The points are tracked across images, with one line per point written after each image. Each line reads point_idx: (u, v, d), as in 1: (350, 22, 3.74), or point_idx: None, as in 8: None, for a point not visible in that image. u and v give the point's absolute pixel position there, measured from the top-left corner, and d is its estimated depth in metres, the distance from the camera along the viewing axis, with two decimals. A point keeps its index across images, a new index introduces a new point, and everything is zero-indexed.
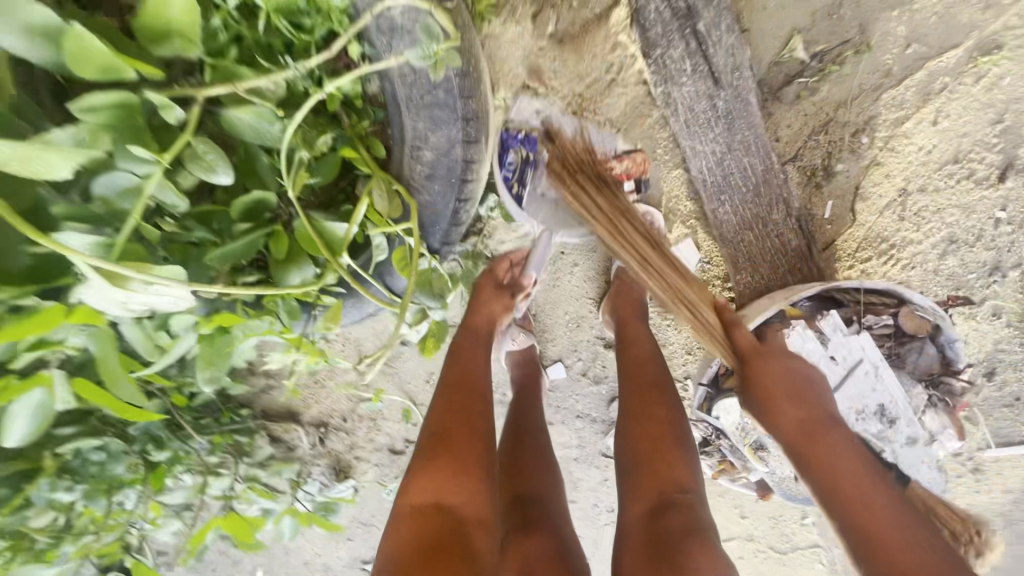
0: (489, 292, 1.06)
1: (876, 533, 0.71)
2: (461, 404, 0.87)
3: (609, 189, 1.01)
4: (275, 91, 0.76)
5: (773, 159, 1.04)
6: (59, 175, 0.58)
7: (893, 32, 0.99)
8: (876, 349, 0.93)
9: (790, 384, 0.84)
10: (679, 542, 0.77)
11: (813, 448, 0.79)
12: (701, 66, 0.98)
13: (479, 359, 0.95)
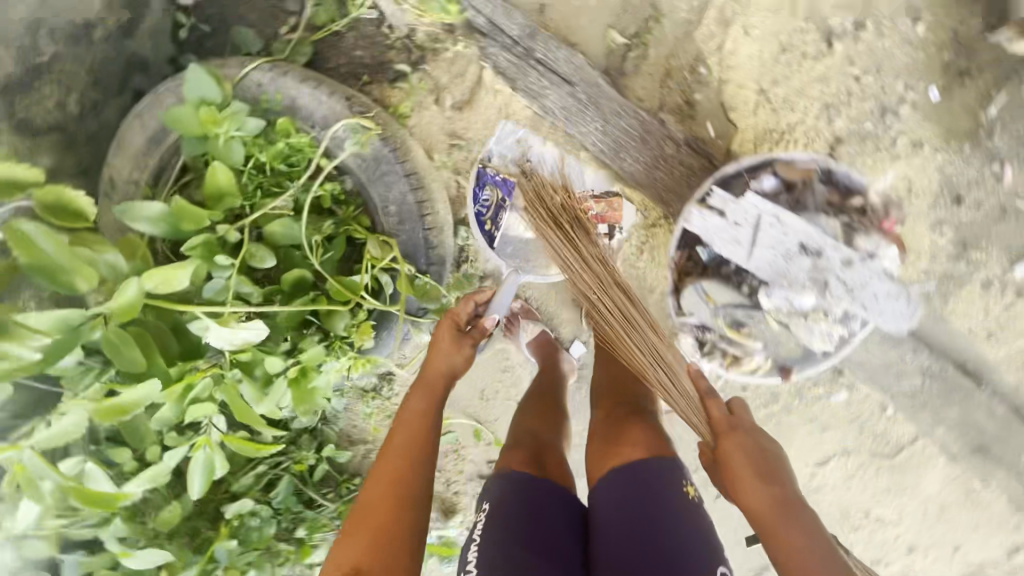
0: (448, 346, 1.23)
1: (788, 548, 0.91)
2: (406, 443, 1.11)
3: (588, 247, 1.23)
4: (289, 207, 1.20)
5: (642, 113, 1.35)
6: (181, 285, 1.03)
7: None
8: (767, 202, 1.14)
9: (750, 463, 0.98)
10: (626, 417, 1.25)
11: (759, 500, 0.95)
12: (556, 81, 1.34)
13: (425, 392, 1.19)
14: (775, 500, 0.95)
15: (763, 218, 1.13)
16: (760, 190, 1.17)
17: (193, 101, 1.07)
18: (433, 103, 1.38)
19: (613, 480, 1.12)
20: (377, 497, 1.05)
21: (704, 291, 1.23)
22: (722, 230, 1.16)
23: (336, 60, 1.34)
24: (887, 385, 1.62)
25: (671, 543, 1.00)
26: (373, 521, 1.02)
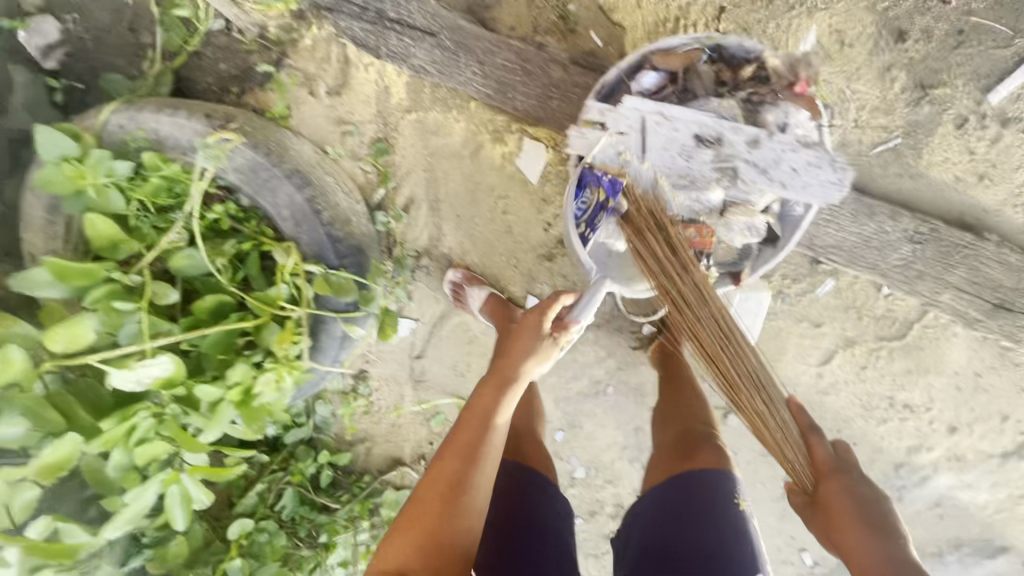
0: (532, 349, 1.16)
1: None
2: (484, 432, 1.04)
3: (698, 283, 1.07)
4: (185, 239, 1.21)
5: (516, 42, 1.26)
6: (88, 338, 1.06)
7: None
8: (650, 100, 1.03)
9: (852, 509, 1.01)
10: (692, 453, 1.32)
11: (869, 552, 0.96)
12: (418, 36, 1.26)
13: (498, 388, 1.11)
14: (889, 558, 0.95)
15: (647, 121, 1.03)
16: (642, 89, 1.07)
17: (54, 158, 1.07)
18: (308, 95, 1.34)
19: (670, 485, 1.27)
20: (444, 479, 0.99)
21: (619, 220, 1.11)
22: (609, 146, 1.06)
23: (202, 80, 1.33)
24: (874, 261, 1.43)
25: (715, 539, 1.16)
26: (437, 509, 0.96)
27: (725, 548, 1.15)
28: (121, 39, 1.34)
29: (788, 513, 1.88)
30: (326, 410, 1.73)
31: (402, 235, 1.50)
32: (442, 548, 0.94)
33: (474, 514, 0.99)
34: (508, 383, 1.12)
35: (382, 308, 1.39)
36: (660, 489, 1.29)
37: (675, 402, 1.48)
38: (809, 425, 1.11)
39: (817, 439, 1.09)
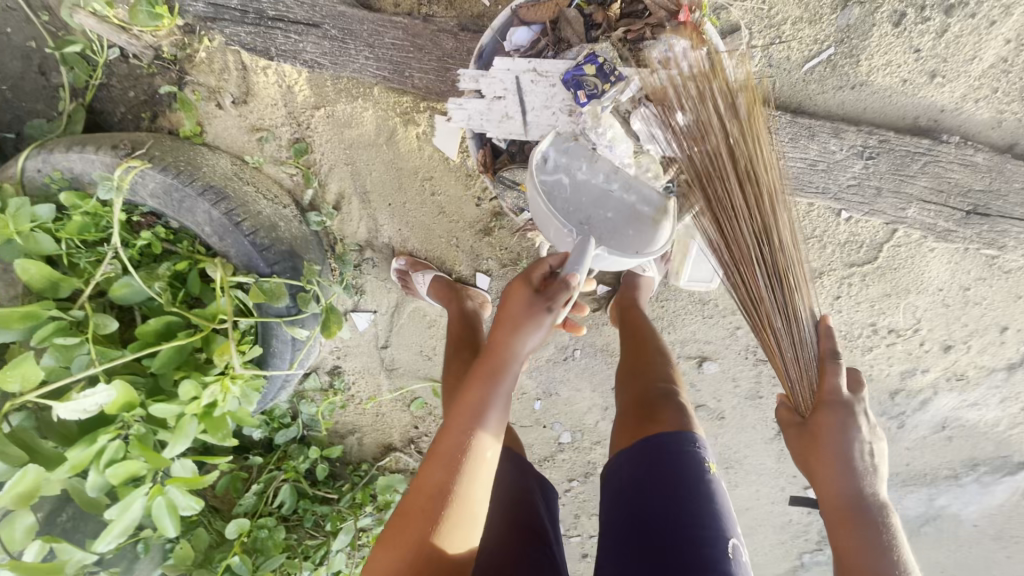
0: (517, 323, 0.94)
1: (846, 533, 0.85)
2: (471, 431, 0.89)
3: (753, 179, 0.97)
4: (119, 268, 1.26)
5: (402, 19, 1.22)
6: (40, 375, 1.12)
7: None
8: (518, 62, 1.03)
9: (839, 445, 0.88)
10: (656, 410, 1.19)
11: (842, 490, 0.87)
12: (303, 30, 1.24)
13: (488, 373, 0.93)
14: (857, 496, 0.87)
15: (520, 81, 1.06)
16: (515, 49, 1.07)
17: None
18: (217, 108, 1.35)
19: (634, 451, 1.13)
20: (433, 485, 0.86)
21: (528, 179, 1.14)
22: (490, 112, 1.09)
23: (118, 112, 1.37)
24: (825, 186, 1.34)
25: (686, 509, 1.03)
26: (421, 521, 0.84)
27: (696, 518, 1.02)
28: (36, 84, 1.38)
29: (786, 454, 1.83)
30: (311, 407, 1.80)
31: (341, 231, 1.52)
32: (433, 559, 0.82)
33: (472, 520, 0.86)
34: (503, 368, 0.93)
35: (325, 303, 1.41)
36: (622, 455, 1.16)
37: (641, 358, 1.35)
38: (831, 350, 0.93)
39: (832, 365, 0.93)
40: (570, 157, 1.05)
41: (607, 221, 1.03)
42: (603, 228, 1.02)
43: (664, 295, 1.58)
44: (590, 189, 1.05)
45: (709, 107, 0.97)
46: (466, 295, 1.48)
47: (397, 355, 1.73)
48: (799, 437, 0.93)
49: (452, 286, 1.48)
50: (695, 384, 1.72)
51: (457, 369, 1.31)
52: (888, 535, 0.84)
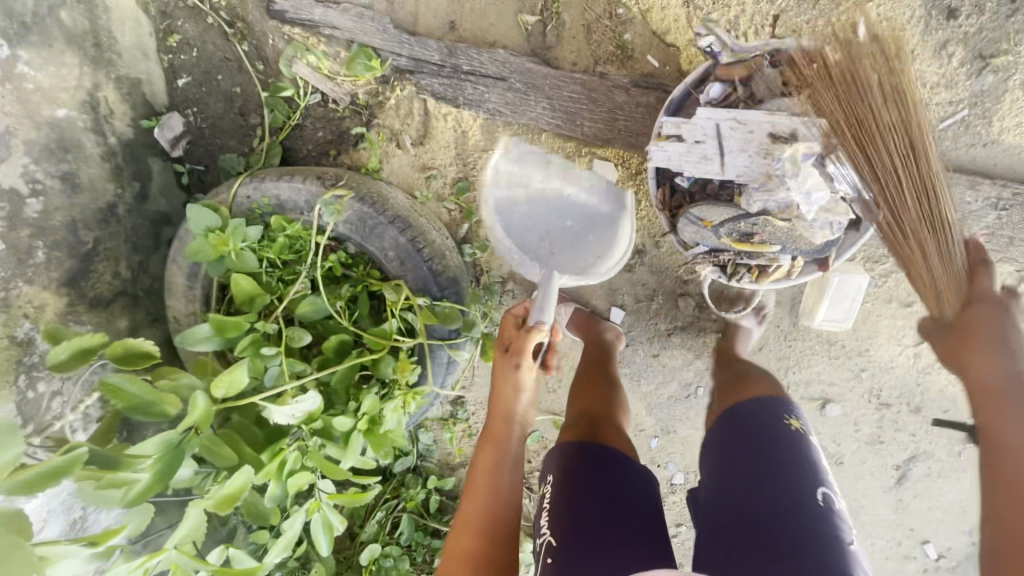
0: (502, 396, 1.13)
1: (1005, 478, 0.81)
2: (486, 490, 1.04)
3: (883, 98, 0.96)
4: (309, 287, 1.35)
5: (581, 75, 1.37)
6: (244, 381, 1.19)
7: None
8: (720, 109, 1.11)
9: (1005, 338, 0.87)
10: (740, 393, 1.23)
11: (1011, 430, 0.83)
12: (490, 82, 1.40)
13: (500, 436, 1.10)
14: (1010, 376, 0.85)
15: (720, 127, 1.11)
16: (710, 99, 1.15)
17: (203, 228, 1.24)
18: (396, 148, 1.50)
19: (721, 431, 1.16)
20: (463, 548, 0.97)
21: (699, 217, 1.19)
22: (688, 155, 1.15)
23: (304, 148, 1.51)
24: (960, 233, 1.42)
25: (779, 475, 1.00)
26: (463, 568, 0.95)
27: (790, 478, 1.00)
28: (233, 123, 1.54)
29: (906, 505, 1.79)
30: (428, 436, 1.83)
31: (487, 263, 1.61)
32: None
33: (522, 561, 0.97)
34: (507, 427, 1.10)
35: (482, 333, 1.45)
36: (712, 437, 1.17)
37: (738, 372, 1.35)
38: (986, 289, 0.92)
39: (987, 270, 0.94)
40: (527, 163, 1.38)
41: (569, 221, 1.30)
42: (571, 236, 1.30)
43: (792, 334, 1.63)
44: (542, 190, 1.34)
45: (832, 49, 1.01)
46: (607, 327, 1.58)
47: None
48: (960, 339, 0.89)
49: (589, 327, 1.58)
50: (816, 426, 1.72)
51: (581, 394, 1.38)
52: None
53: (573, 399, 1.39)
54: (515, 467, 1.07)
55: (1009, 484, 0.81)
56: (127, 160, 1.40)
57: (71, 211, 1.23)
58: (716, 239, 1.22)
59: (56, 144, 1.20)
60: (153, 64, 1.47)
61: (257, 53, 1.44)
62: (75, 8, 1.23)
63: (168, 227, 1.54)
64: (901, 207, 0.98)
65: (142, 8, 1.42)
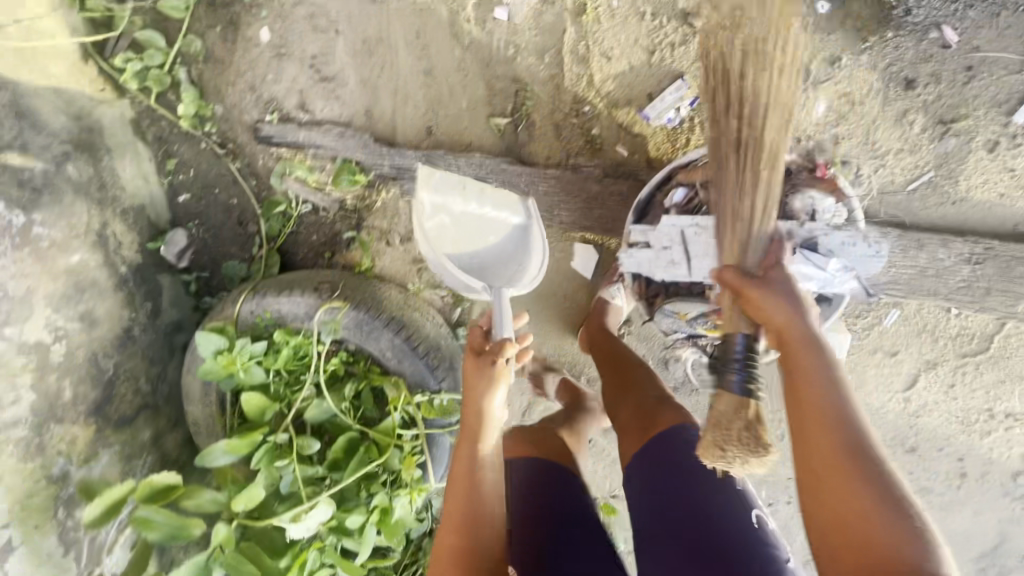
0: (470, 406, 1.06)
1: (807, 412, 0.85)
2: (466, 512, 1.02)
3: (764, 141, 0.97)
4: (315, 392, 1.45)
5: (554, 170, 1.43)
6: (261, 494, 1.28)
7: (532, 62, 1.37)
8: (684, 217, 1.16)
9: (792, 294, 0.91)
10: (654, 416, 1.19)
11: (817, 388, 0.85)
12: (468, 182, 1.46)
13: (469, 445, 1.06)
14: (809, 333, 0.89)
15: (686, 234, 1.17)
16: (675, 204, 1.21)
17: (211, 353, 1.34)
18: (386, 245, 1.58)
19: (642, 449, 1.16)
20: (448, 556, 1.01)
21: (672, 311, 1.25)
22: (657, 259, 1.20)
23: (301, 251, 1.60)
24: (935, 287, 1.42)
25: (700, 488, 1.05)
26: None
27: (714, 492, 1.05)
28: (233, 231, 1.64)
29: None
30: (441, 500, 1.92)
31: None
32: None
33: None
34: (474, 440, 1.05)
35: None
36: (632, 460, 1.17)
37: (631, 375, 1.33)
38: (780, 256, 0.96)
39: (777, 245, 0.98)
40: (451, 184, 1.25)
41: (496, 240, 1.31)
42: (498, 253, 1.30)
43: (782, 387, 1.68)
44: (466, 215, 1.26)
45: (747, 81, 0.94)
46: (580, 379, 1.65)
47: None
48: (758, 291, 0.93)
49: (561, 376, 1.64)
50: None
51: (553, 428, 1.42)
52: (863, 432, 0.82)
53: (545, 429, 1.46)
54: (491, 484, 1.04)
55: (814, 424, 0.84)
56: (138, 283, 1.50)
57: (92, 345, 1.34)
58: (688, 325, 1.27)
59: (73, 289, 1.30)
60: (154, 187, 1.56)
61: (247, 170, 1.52)
62: (79, 159, 1.32)
63: (181, 334, 1.64)
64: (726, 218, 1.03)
65: (139, 138, 1.51)
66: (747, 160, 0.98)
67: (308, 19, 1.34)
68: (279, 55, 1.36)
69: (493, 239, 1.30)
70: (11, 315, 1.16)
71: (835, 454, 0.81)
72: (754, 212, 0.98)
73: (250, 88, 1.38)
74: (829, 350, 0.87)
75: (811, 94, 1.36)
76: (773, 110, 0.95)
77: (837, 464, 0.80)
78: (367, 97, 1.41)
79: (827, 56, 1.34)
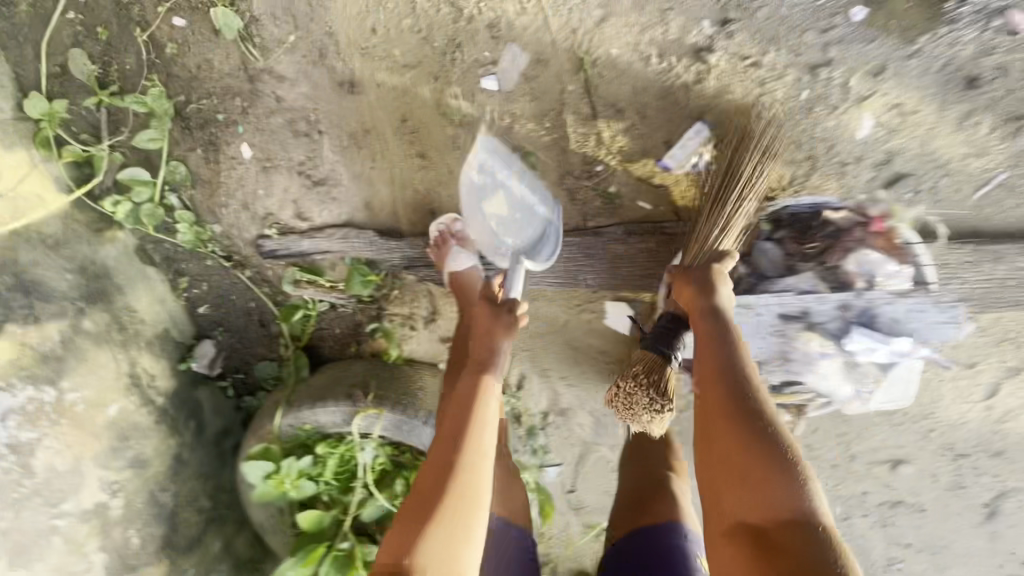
0: (485, 341, 1.14)
1: (707, 373, 0.90)
2: (456, 452, 0.95)
3: (740, 174, 1.05)
4: (366, 491, 1.45)
5: (573, 235, 1.32)
6: None
7: (532, 129, 1.24)
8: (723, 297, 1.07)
9: (706, 279, 0.98)
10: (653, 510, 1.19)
11: (716, 351, 0.90)
12: (486, 265, 1.35)
13: (473, 377, 1.08)
14: (710, 307, 0.95)
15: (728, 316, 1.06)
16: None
17: (260, 477, 1.37)
18: (411, 330, 1.52)
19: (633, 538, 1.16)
20: (435, 472, 0.94)
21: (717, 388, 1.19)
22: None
23: (327, 345, 1.56)
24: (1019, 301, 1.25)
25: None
26: (421, 515, 0.88)
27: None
28: (257, 333, 1.61)
29: (1000, 535, 1.73)
30: None
31: (524, 404, 1.65)
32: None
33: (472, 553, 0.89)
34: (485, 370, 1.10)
35: (535, 488, 1.54)
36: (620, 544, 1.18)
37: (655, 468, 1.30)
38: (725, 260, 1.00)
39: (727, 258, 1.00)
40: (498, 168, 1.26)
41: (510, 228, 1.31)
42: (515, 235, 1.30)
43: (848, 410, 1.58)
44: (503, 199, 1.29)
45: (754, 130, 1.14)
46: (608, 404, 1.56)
47: (580, 494, 1.83)
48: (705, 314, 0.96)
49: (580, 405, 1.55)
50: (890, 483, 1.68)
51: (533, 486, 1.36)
52: (761, 400, 0.85)
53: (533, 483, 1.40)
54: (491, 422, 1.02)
55: (709, 383, 0.89)
56: (178, 407, 1.51)
57: (147, 485, 1.38)
58: None
59: (117, 439, 1.32)
60: (173, 306, 1.53)
61: (258, 279, 1.47)
62: (94, 311, 1.31)
63: (229, 438, 1.62)
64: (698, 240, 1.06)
65: (148, 264, 1.46)
66: (717, 191, 1.06)
67: (289, 126, 1.25)
68: (266, 168, 1.28)
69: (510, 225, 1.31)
70: (66, 488, 1.20)
71: (727, 401, 0.86)
72: (726, 237, 1.04)
73: (244, 207, 1.32)
74: (732, 322, 0.92)
75: (857, 113, 1.18)
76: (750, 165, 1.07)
77: (726, 407, 0.85)
78: (364, 193, 1.32)
79: (873, 65, 1.14)
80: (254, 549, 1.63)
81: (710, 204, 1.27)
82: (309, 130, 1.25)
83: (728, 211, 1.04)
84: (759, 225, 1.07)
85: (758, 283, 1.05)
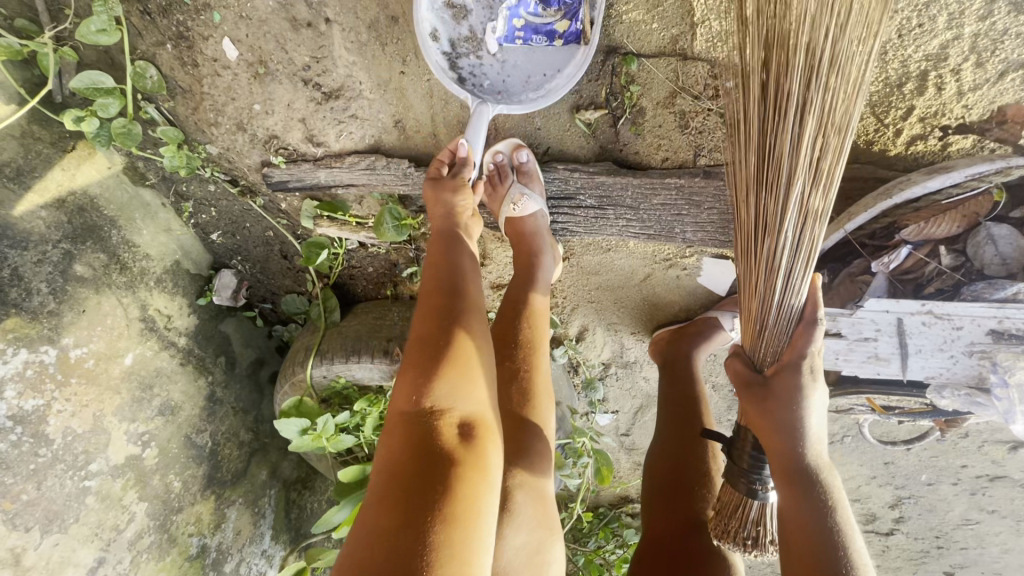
0: (446, 190, 0.91)
1: (790, 515, 0.74)
2: (438, 312, 0.80)
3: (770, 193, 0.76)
4: None
5: (674, 173, 0.96)
6: None
7: (637, 22, 0.88)
8: (911, 301, 0.82)
9: (799, 414, 0.75)
10: (681, 492, 1.00)
11: (809, 510, 0.73)
12: (554, 207, 1.06)
13: (443, 240, 0.89)
14: (803, 445, 0.75)
15: (905, 323, 0.84)
16: (888, 267, 0.84)
17: (297, 432, 1.19)
18: None
19: (671, 528, 0.96)
20: (404, 406, 0.73)
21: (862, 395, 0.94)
22: (852, 352, 0.87)
23: (360, 285, 1.37)
24: None
25: None
26: (435, 360, 0.75)
27: None
28: (279, 265, 1.40)
29: None
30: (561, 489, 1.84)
31: (583, 356, 1.43)
32: (420, 450, 0.68)
33: (474, 388, 0.75)
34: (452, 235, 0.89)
35: (592, 451, 1.39)
36: (658, 528, 0.98)
37: (687, 443, 1.05)
38: (800, 357, 0.76)
39: (804, 349, 0.77)
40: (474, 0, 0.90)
41: (522, 66, 0.93)
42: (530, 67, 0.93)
43: None
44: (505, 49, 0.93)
45: (751, 107, 0.77)
46: (707, 347, 1.17)
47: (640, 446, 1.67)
48: (760, 401, 0.78)
49: (669, 349, 1.21)
50: (1011, 470, 1.39)
51: (653, 464, 1.07)
52: (833, 514, 0.72)
53: (653, 446, 1.11)
54: (476, 262, 0.89)
55: (792, 489, 0.74)
56: (205, 344, 1.34)
57: (181, 431, 1.26)
58: (868, 403, 0.99)
59: (140, 389, 1.19)
60: (180, 234, 1.30)
61: (275, 209, 1.22)
62: (85, 252, 1.11)
63: (266, 367, 1.50)
64: (757, 171, 0.78)
65: (141, 185, 1.22)
66: (760, 144, 0.76)
67: (284, 13, 0.90)
68: (261, 76, 0.96)
69: (529, 69, 0.93)
70: (91, 448, 1.09)
71: (813, 534, 0.72)
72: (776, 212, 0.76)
73: (240, 127, 1.03)
74: (819, 482, 0.74)
75: None
76: (767, 139, 0.75)
77: (811, 527, 0.72)
78: (394, 108, 0.98)
79: None
80: (301, 475, 1.59)
81: (888, 141, 0.87)
82: (312, 19, 0.91)
83: (824, 150, 0.73)
84: (992, 192, 0.77)
85: (970, 281, 0.82)
